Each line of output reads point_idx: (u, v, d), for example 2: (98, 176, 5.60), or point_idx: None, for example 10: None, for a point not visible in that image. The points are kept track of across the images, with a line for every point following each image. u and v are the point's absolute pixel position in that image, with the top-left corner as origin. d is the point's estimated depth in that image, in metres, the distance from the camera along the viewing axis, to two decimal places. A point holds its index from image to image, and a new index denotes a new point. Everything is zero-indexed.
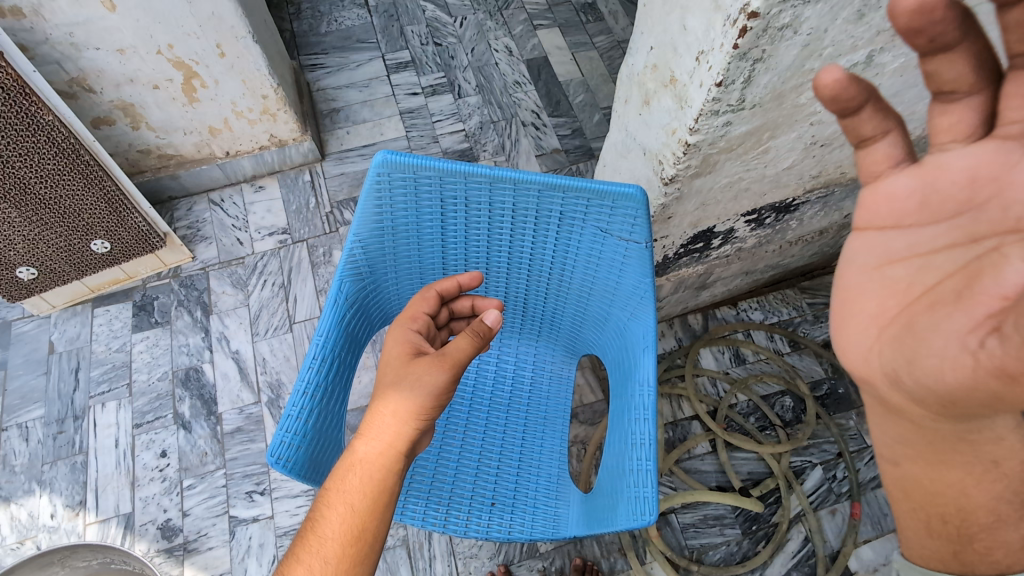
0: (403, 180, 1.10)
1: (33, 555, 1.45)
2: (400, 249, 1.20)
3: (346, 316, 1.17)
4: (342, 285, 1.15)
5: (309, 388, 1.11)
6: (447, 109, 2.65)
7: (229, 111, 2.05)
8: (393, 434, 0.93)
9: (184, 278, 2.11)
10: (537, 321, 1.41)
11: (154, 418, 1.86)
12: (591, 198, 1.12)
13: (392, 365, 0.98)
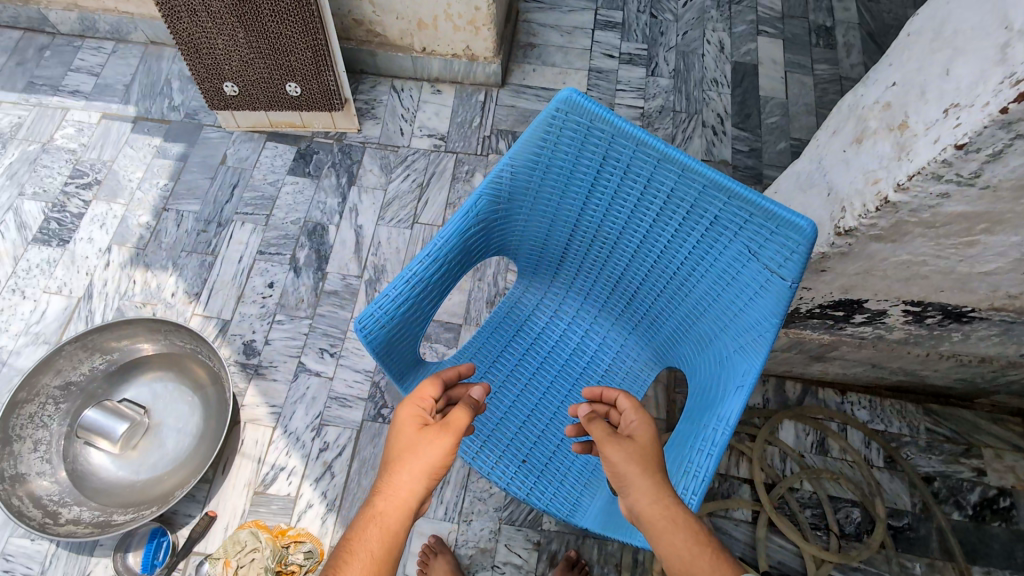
0: (576, 123, 1.08)
1: (148, 318, 1.72)
2: (543, 190, 1.20)
3: (470, 232, 1.21)
4: (479, 201, 1.19)
5: (412, 280, 1.16)
6: (635, 82, 2.57)
7: (442, 12, 2.14)
8: (405, 491, 0.99)
9: (344, 145, 2.29)
10: (638, 317, 1.37)
11: (275, 252, 2.07)
12: (753, 214, 1.02)
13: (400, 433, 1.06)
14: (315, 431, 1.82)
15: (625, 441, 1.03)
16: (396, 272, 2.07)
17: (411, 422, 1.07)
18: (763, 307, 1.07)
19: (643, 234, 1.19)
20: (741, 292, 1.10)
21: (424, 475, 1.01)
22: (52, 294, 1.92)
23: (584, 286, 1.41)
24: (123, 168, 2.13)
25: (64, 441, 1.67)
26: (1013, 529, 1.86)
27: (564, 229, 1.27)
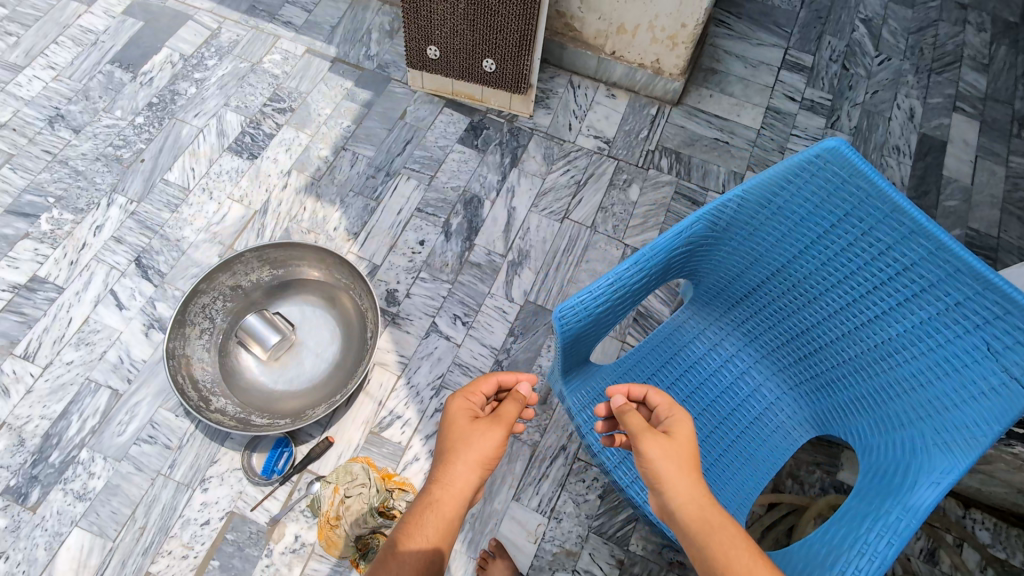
0: (833, 174, 1.06)
1: (319, 247, 1.83)
2: (761, 229, 1.19)
3: (676, 252, 1.22)
4: (695, 224, 1.19)
5: (613, 285, 1.18)
6: (812, 130, 2.48)
7: (647, 22, 2.15)
8: (463, 479, 1.06)
9: (514, 127, 2.35)
10: (808, 376, 1.34)
11: (431, 212, 2.15)
12: (1006, 310, 0.97)
13: (458, 429, 1.12)
14: (435, 391, 1.89)
15: (661, 440, 1.08)
16: (538, 261, 2.11)
17: (463, 414, 1.14)
18: (984, 408, 1.02)
19: (854, 298, 1.16)
20: (960, 385, 1.05)
21: (474, 465, 1.07)
22: (234, 201, 2.09)
23: (757, 329, 1.40)
24: (315, 102, 2.28)
25: (223, 337, 1.81)
26: None
27: (763, 270, 1.25)
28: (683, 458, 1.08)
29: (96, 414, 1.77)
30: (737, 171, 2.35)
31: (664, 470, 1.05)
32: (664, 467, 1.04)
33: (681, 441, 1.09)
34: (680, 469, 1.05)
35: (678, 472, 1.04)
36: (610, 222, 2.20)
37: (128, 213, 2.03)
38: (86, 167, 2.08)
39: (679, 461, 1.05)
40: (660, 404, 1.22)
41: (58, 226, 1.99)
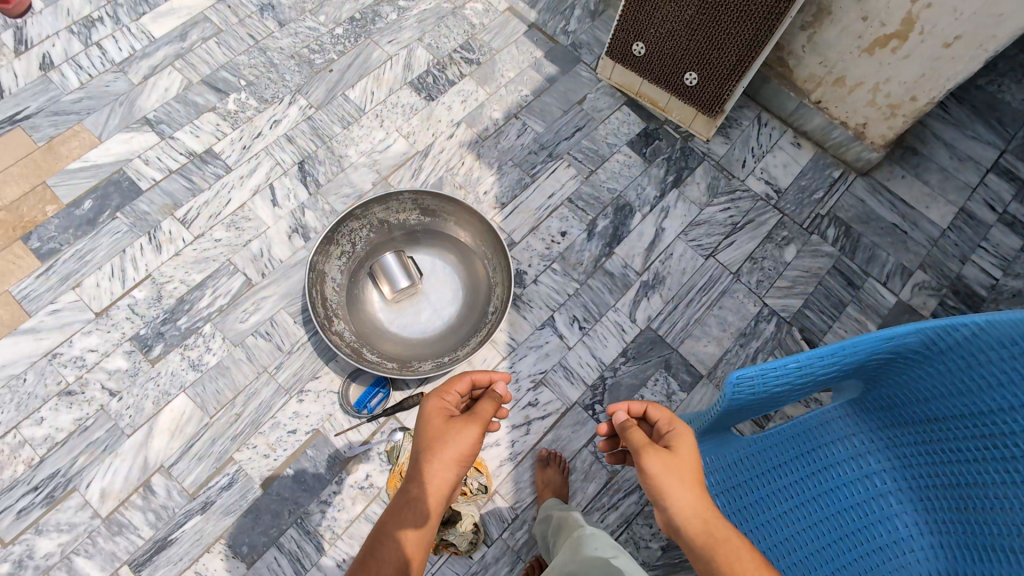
0: None
1: (474, 209, 1.82)
2: (980, 364, 1.05)
3: (873, 356, 1.08)
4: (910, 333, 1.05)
5: (801, 367, 1.04)
6: (1008, 249, 2.19)
7: (872, 82, 1.96)
8: (440, 478, 1.20)
9: (687, 146, 2.24)
10: (952, 538, 1.15)
11: (580, 207, 2.10)
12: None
13: (437, 436, 1.24)
14: (532, 385, 1.84)
15: (663, 456, 1.21)
16: (670, 291, 2.00)
17: (439, 415, 1.29)
18: None
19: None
20: None
21: (453, 463, 1.22)
22: (401, 136, 2.13)
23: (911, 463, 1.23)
24: (502, 62, 2.30)
25: (359, 266, 1.85)
26: None
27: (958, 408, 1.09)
28: (690, 468, 1.22)
29: (227, 294, 1.86)
30: (910, 265, 2.12)
31: (665, 479, 1.19)
32: (663, 474, 1.18)
33: (674, 462, 1.21)
34: (681, 481, 1.18)
35: (677, 484, 1.18)
36: (757, 275, 2.06)
37: (305, 117, 2.11)
38: (281, 62, 2.18)
39: (672, 471, 1.19)
40: (658, 418, 1.36)
41: (242, 109, 2.10)
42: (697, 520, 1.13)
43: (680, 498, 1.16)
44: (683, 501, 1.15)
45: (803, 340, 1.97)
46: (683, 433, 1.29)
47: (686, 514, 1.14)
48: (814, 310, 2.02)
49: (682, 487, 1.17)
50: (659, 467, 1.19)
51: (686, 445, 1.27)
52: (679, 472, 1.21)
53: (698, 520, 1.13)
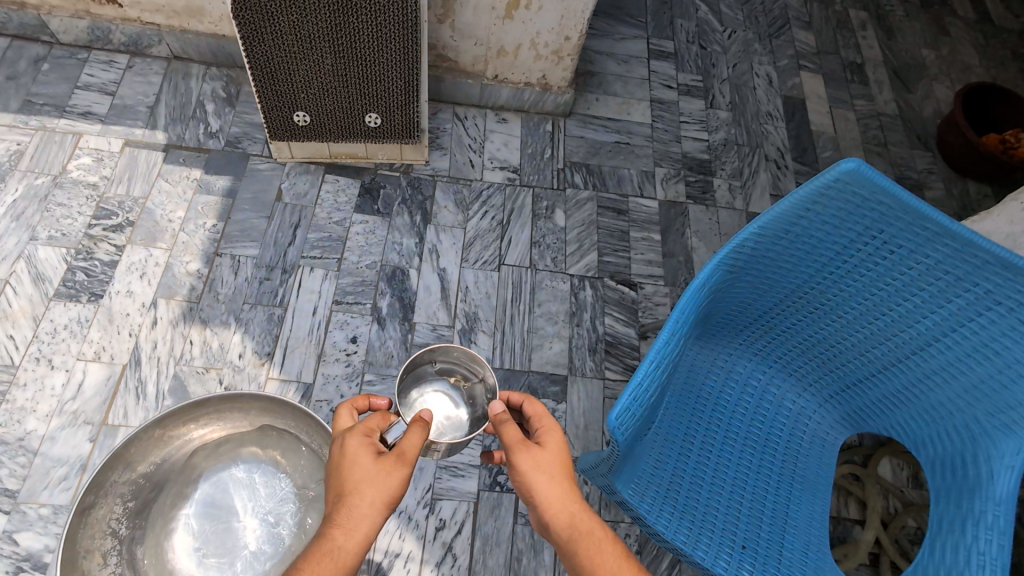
0: (852, 196, 0.98)
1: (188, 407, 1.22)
2: (876, 237, 1.03)
3: (742, 274, 1.12)
4: (780, 216, 1.03)
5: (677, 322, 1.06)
6: (696, 114, 2.49)
7: (528, 40, 1.98)
8: (370, 525, 0.92)
9: (413, 179, 2.07)
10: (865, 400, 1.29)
11: (354, 301, 1.83)
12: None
13: (361, 463, 0.95)
14: (430, 509, 1.62)
15: (533, 453, 1.00)
16: (489, 322, 1.90)
17: (363, 453, 0.96)
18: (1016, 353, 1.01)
19: (970, 311, 1.04)
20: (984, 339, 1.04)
21: (383, 507, 0.94)
22: (88, 362, 1.59)
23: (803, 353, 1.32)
24: (160, 204, 1.83)
25: None
26: None
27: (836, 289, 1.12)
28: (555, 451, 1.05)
29: None
30: (647, 169, 2.31)
31: (535, 477, 0.99)
32: (534, 472, 0.99)
33: (548, 458, 1.01)
34: (551, 476, 1.00)
35: (547, 475, 1.00)
36: (547, 255, 2.05)
37: None
38: None
39: (548, 469, 0.99)
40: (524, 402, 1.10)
41: None
42: (571, 514, 0.97)
43: (564, 511, 0.98)
44: (563, 512, 0.98)
45: (619, 283, 2.05)
46: (546, 420, 1.06)
47: (561, 518, 0.98)
48: (609, 254, 2.10)
49: (555, 480, 0.99)
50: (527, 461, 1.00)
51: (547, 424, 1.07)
52: (551, 468, 1.01)
53: (570, 516, 0.97)
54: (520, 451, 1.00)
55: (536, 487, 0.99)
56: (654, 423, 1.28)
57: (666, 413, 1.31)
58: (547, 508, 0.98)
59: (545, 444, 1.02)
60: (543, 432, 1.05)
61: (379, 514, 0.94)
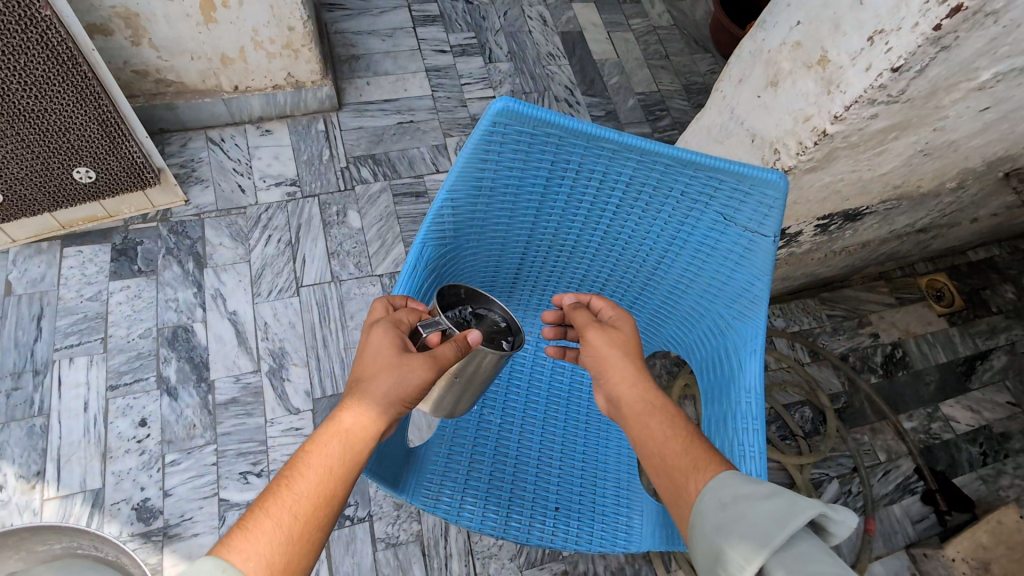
0: (518, 134, 0.93)
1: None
2: (567, 168, 0.98)
3: (461, 239, 1.05)
4: (464, 171, 0.96)
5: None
6: (477, 72, 2.40)
7: (249, 40, 1.78)
8: (388, 411, 0.85)
9: (174, 224, 1.84)
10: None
11: (132, 381, 1.61)
12: (753, 186, 0.96)
13: (381, 348, 0.87)
14: None
15: (605, 335, 0.98)
16: (300, 353, 1.74)
17: (386, 345, 0.87)
18: (724, 243, 1.03)
19: (677, 215, 1.03)
20: (698, 237, 1.04)
21: (397, 403, 0.85)
22: None
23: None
24: None
25: None
26: (911, 371, 2.23)
27: (560, 226, 1.08)
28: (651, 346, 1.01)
29: None
30: (437, 142, 2.20)
31: (604, 360, 0.97)
32: (605, 354, 0.97)
33: (614, 349, 0.97)
34: (633, 367, 0.96)
35: (633, 361, 0.96)
36: (348, 262, 1.90)
37: None
38: None
39: (621, 353, 0.96)
40: (598, 298, 1.06)
41: None
42: (652, 402, 0.92)
43: (639, 396, 0.93)
44: (633, 397, 0.93)
45: None
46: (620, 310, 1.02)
47: (631, 402, 0.93)
48: None
49: (636, 367, 0.95)
50: (593, 343, 0.97)
51: (624, 317, 1.02)
52: (627, 353, 0.97)
53: (650, 401, 0.93)
54: (590, 335, 0.98)
55: (615, 373, 0.96)
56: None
57: None
58: (625, 393, 0.94)
59: (627, 331, 0.99)
60: (620, 321, 1.00)
61: (393, 408, 0.85)
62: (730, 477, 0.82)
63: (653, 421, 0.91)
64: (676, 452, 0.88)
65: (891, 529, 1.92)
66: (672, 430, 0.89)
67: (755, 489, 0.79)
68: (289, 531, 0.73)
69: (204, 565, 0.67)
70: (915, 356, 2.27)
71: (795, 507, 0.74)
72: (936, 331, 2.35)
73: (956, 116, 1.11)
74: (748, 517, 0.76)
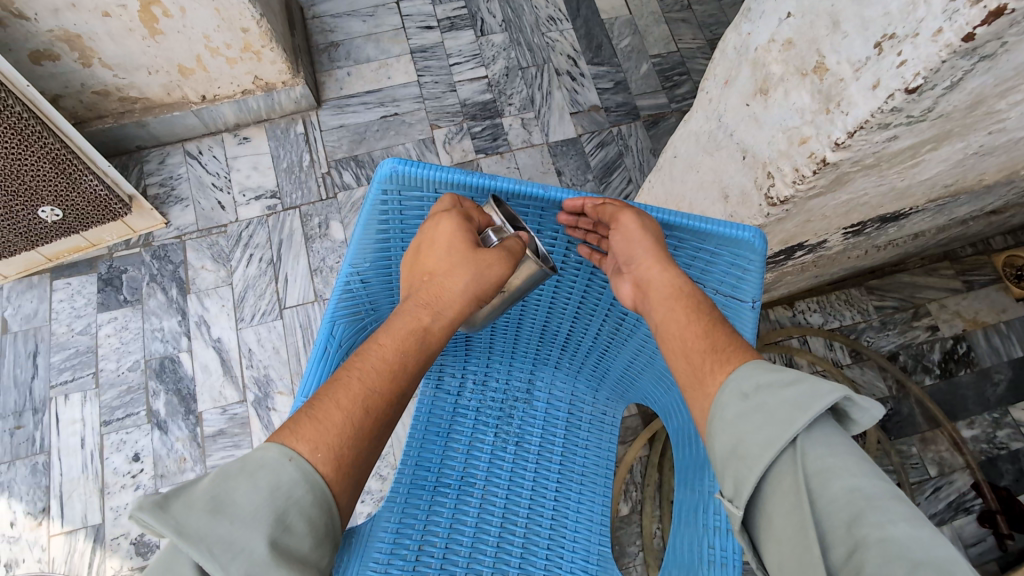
0: (418, 200, 0.82)
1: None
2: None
3: (383, 311, 0.91)
4: (363, 252, 0.85)
5: (311, 403, 0.83)
6: (467, 49, 2.14)
7: (203, 47, 1.64)
8: (462, 309, 0.80)
9: (156, 249, 1.82)
10: (613, 363, 1.16)
11: (124, 415, 1.65)
12: (722, 245, 0.88)
13: (449, 245, 0.78)
14: None
15: (631, 227, 0.85)
16: (284, 379, 1.70)
17: (454, 244, 0.78)
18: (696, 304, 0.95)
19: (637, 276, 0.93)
20: None
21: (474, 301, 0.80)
22: None
23: (543, 333, 1.17)
24: None
25: None
26: (976, 369, 1.93)
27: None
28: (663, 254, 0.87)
29: None
30: (424, 136, 2.01)
31: (632, 247, 0.85)
32: (632, 245, 0.85)
33: (644, 236, 0.85)
34: (654, 258, 0.84)
35: (652, 247, 0.84)
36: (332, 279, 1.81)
37: None
38: None
39: (648, 243, 0.84)
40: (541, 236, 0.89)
41: None
42: (674, 296, 0.82)
43: (664, 288, 0.83)
44: (661, 288, 0.83)
45: None
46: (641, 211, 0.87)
47: (659, 283, 0.84)
48: None
49: (656, 257, 0.84)
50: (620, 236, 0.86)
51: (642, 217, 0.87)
52: (650, 243, 0.85)
53: (669, 294, 0.83)
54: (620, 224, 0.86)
55: (640, 263, 0.85)
56: (398, 468, 1.10)
57: (412, 448, 1.13)
58: (650, 279, 0.85)
59: (644, 226, 0.85)
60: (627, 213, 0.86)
61: (469, 305, 0.81)
62: (754, 367, 0.72)
63: (681, 322, 0.80)
64: (699, 349, 0.78)
65: None
66: (693, 327, 0.80)
67: (779, 377, 0.69)
68: (364, 409, 0.73)
69: (272, 452, 0.66)
70: (982, 351, 1.95)
71: (819, 392, 0.65)
72: (1012, 320, 2.00)
73: (1019, 116, 0.82)
74: (770, 407, 0.67)
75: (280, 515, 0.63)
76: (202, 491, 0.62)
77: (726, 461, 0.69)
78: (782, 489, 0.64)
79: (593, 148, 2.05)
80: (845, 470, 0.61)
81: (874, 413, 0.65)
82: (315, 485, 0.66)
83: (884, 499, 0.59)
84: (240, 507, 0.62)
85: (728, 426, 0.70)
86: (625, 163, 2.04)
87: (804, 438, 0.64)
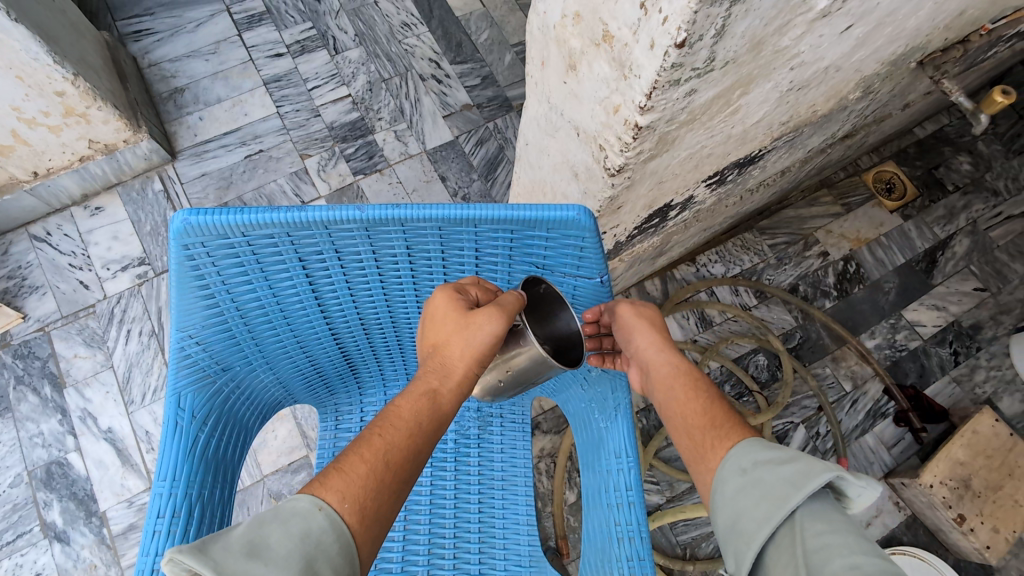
0: (228, 248, 0.76)
1: None
2: (323, 257, 0.82)
3: (234, 368, 0.85)
4: (189, 316, 0.78)
5: (171, 486, 0.76)
6: (324, 70, 2.07)
7: (15, 120, 1.48)
8: (469, 371, 0.76)
9: (17, 347, 1.65)
10: None
11: (15, 537, 1.49)
12: (553, 228, 0.85)
13: (445, 311, 0.76)
14: None
15: (633, 318, 0.88)
16: None
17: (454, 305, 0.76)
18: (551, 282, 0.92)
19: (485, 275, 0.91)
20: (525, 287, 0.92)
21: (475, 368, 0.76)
22: None
23: None
24: None
25: None
26: (868, 284, 2.05)
27: (353, 311, 0.91)
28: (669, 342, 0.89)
29: None
30: (296, 168, 1.92)
31: (636, 332, 0.88)
32: (632, 330, 0.88)
33: (644, 319, 0.88)
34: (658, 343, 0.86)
35: (654, 331, 0.87)
36: None
37: None
38: None
39: (647, 331, 0.87)
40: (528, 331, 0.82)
41: None
42: (670, 379, 0.83)
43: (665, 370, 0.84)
44: (660, 371, 0.85)
45: None
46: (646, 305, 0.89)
47: (658, 364, 0.85)
48: None
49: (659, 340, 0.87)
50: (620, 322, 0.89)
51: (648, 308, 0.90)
52: (653, 330, 0.87)
53: (668, 377, 0.83)
54: (622, 313, 0.89)
55: (640, 347, 0.87)
56: None
57: None
58: (648, 363, 0.86)
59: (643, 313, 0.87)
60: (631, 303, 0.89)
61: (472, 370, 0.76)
62: (752, 444, 0.72)
63: (677, 400, 0.81)
64: (695, 422, 0.77)
65: (866, 462, 1.81)
66: (691, 405, 0.79)
67: (775, 455, 0.68)
68: (380, 477, 0.65)
69: (303, 502, 0.61)
70: (870, 266, 2.08)
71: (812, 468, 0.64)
72: (891, 231, 2.14)
73: (812, 48, 0.86)
74: (765, 483, 0.66)
75: (310, 562, 0.57)
76: (238, 537, 0.58)
77: (725, 542, 0.67)
78: (782, 566, 0.61)
79: (472, 147, 2.02)
80: (844, 547, 0.57)
81: (873, 496, 0.63)
82: (342, 536, 0.61)
83: (883, 575, 0.54)
84: (274, 550, 0.57)
85: (726, 503, 0.69)
86: (507, 156, 2.03)
87: (802, 515, 0.62)
